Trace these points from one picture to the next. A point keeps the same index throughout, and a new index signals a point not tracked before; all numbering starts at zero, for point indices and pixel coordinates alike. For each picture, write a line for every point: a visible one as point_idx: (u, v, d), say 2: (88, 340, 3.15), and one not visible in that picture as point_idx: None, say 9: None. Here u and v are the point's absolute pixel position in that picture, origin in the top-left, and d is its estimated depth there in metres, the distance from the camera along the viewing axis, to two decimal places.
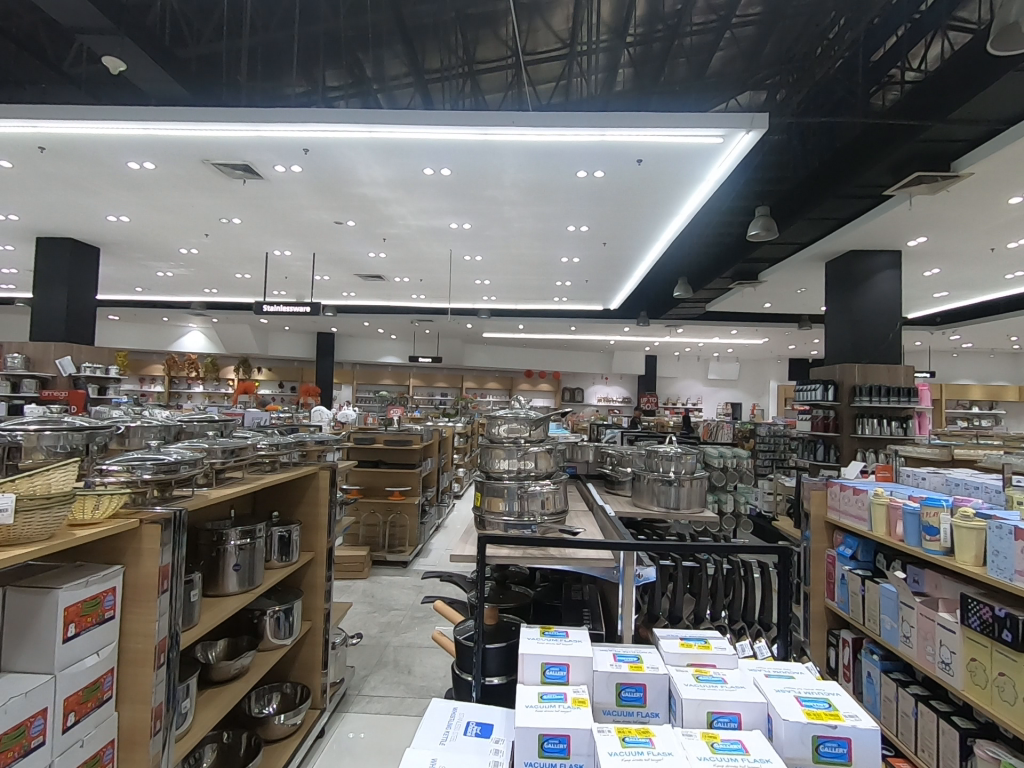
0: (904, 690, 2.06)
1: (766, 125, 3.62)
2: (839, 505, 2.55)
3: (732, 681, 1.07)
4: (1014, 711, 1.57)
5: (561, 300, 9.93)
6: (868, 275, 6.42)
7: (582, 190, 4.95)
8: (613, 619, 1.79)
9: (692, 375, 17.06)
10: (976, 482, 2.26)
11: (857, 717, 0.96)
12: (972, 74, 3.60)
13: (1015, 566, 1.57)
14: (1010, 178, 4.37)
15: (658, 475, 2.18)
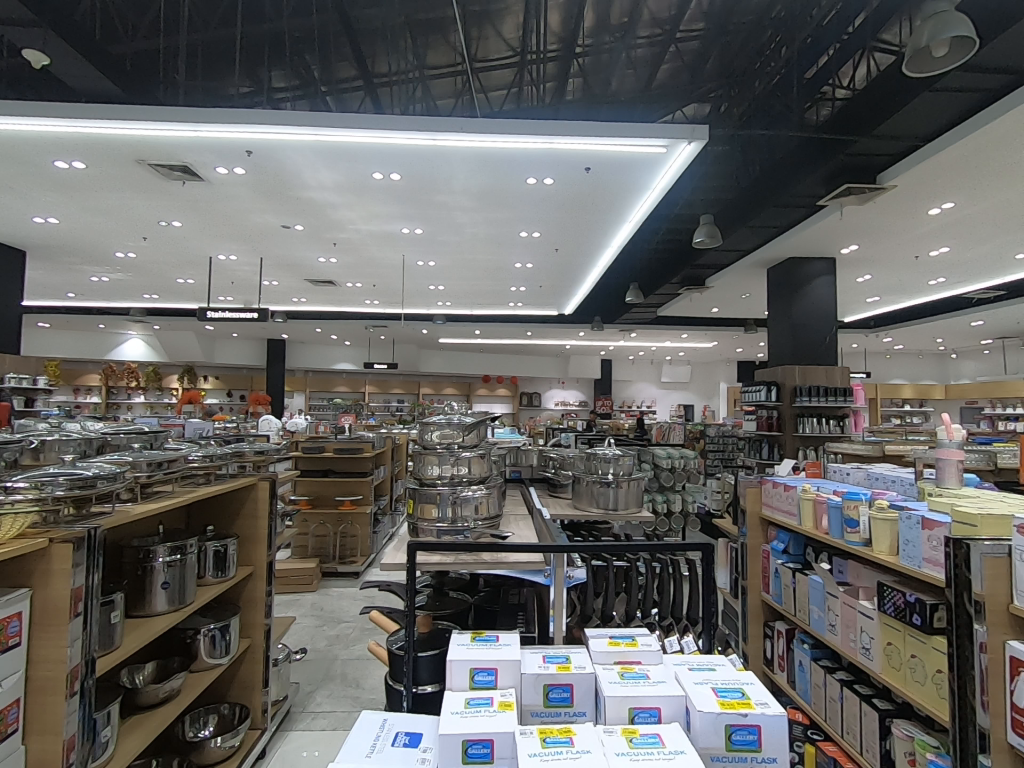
0: (831, 676, 2.15)
1: (707, 136, 3.77)
2: (772, 501, 2.65)
3: (655, 677, 1.11)
4: (924, 690, 1.68)
5: (517, 305, 9.97)
6: (805, 281, 6.73)
7: (533, 197, 5.00)
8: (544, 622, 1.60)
9: (645, 378, 17.48)
10: (893, 476, 2.38)
11: (767, 704, 1.00)
12: (893, 92, 3.84)
13: (923, 554, 1.67)
14: (930, 190, 4.69)
15: (597, 477, 2.19)
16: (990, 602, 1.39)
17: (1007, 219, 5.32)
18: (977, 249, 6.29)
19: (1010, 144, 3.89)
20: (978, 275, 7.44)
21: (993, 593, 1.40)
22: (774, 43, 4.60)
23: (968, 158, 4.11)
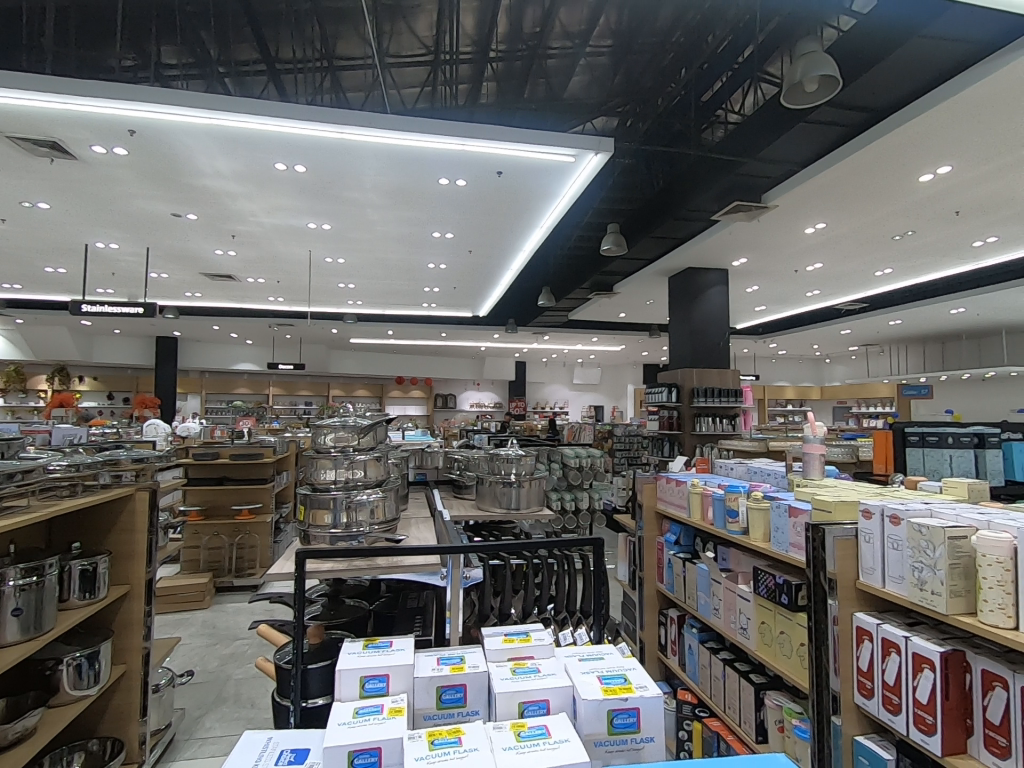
0: (715, 656, 2.32)
1: (612, 149, 3.95)
2: (666, 496, 2.82)
3: (545, 670, 1.14)
4: (790, 662, 1.85)
5: (430, 306, 9.86)
6: (701, 290, 7.23)
7: (446, 197, 4.97)
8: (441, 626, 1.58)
9: (557, 380, 17.93)
10: (768, 469, 2.61)
11: (646, 687, 1.06)
12: (774, 121, 4.24)
13: (790, 539, 1.84)
14: (805, 211, 5.21)
15: (499, 477, 2.21)
16: (841, 580, 1.57)
17: (868, 240, 6.02)
18: (844, 265, 7.07)
19: (866, 175, 4.42)
20: (845, 289, 8.36)
21: (843, 571, 1.58)
22: (674, 66, 4.83)
23: (834, 184, 4.61)
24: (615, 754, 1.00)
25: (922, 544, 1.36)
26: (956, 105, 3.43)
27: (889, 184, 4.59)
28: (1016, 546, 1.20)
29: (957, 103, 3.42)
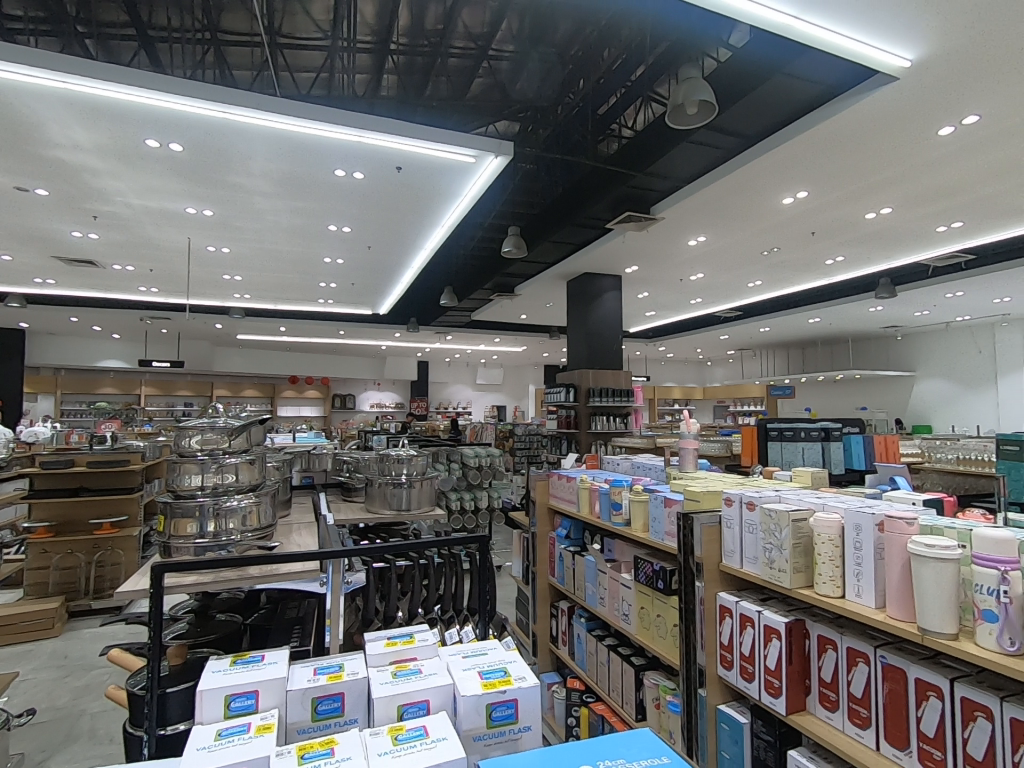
0: (601, 643, 2.43)
1: (512, 153, 4.02)
2: (558, 491, 2.91)
3: (427, 670, 1.13)
4: (665, 642, 1.99)
5: (327, 303, 9.44)
6: (597, 294, 7.55)
7: (343, 190, 4.78)
8: (321, 634, 1.53)
9: (461, 380, 17.86)
10: (649, 464, 2.78)
11: (524, 678, 1.09)
12: (661, 139, 4.54)
13: (665, 528, 1.98)
14: (688, 224, 5.63)
15: (389, 478, 2.17)
16: (706, 563, 1.72)
17: (742, 254, 6.62)
18: (722, 276, 7.71)
19: (740, 195, 4.87)
20: (723, 298, 9.14)
21: (708, 555, 1.72)
22: (573, 78, 4.94)
23: (713, 202, 5.03)
24: (494, 747, 1.02)
25: (772, 527, 1.51)
26: (810, 138, 3.87)
27: (757, 205, 5.08)
28: (844, 525, 1.38)
29: (813, 136, 3.85)
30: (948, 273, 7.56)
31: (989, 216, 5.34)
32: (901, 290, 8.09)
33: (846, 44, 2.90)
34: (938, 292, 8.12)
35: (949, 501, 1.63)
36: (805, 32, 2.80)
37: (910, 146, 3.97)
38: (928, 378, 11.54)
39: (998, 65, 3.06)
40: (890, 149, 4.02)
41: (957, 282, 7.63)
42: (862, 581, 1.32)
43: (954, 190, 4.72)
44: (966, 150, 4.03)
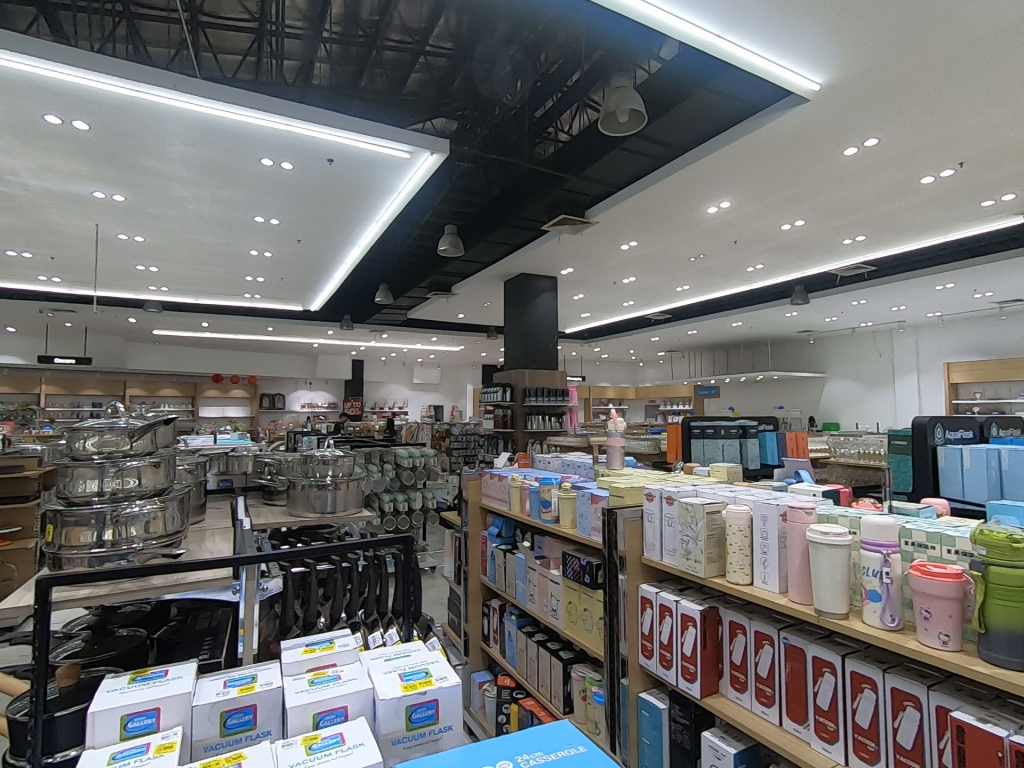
0: (530, 639, 2.46)
1: (447, 151, 3.99)
2: (490, 491, 2.91)
3: (346, 676, 1.10)
4: (592, 635, 2.05)
5: (254, 297, 9.00)
6: (533, 295, 7.63)
7: (270, 180, 4.57)
8: (234, 644, 1.46)
9: (397, 379, 17.53)
10: (578, 462, 2.84)
11: (446, 678, 1.08)
12: (595, 145, 4.65)
13: (591, 524, 2.03)
14: (620, 229, 5.80)
15: (313, 480, 2.09)
16: (629, 556, 1.78)
17: (670, 259, 6.90)
18: (652, 280, 8.00)
19: (668, 203, 5.07)
20: (654, 301, 9.49)
21: (631, 549, 1.78)
22: (510, 80, 4.93)
23: (644, 208, 5.21)
24: (413, 749, 1.01)
25: (689, 520, 1.59)
26: (732, 153, 4.09)
27: (685, 212, 5.31)
28: (752, 515, 1.47)
29: (735, 150, 4.06)
30: (853, 282, 8.20)
31: (887, 231, 5.84)
32: (813, 297, 8.70)
33: (764, 65, 3.09)
34: (845, 300, 8.78)
35: (845, 491, 1.77)
36: (728, 51, 2.94)
37: (820, 164, 4.28)
38: (836, 379, 12.48)
39: (895, 92, 3.35)
40: (802, 166, 4.31)
41: (861, 290, 8.29)
42: (768, 568, 1.41)
43: (858, 206, 5.13)
44: (867, 170, 4.38)
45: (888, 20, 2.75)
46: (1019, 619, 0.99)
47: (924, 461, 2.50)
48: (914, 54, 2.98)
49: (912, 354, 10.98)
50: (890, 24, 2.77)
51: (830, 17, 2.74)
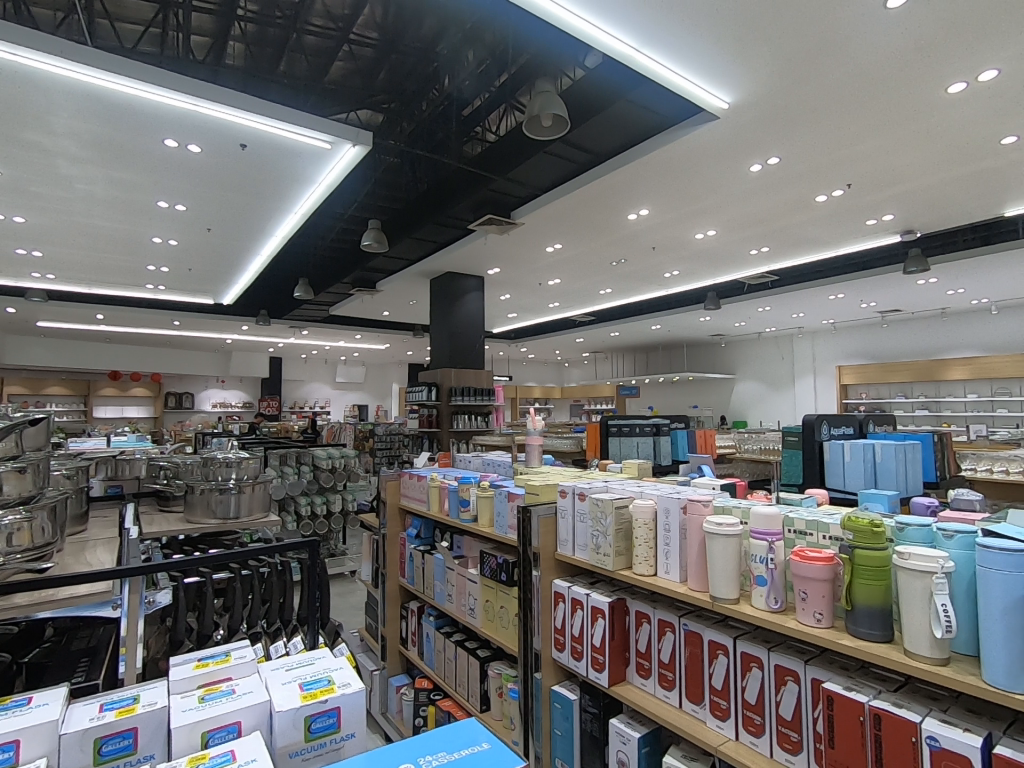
0: (448, 639, 2.45)
1: (370, 144, 3.90)
2: (409, 491, 2.87)
3: (241, 689, 1.05)
4: (507, 632, 2.07)
5: (157, 289, 8.34)
6: (460, 294, 7.56)
7: (175, 163, 4.25)
8: (114, 663, 1.35)
9: (319, 378, 16.86)
10: (495, 461, 2.88)
11: (348, 684, 1.06)
12: (521, 148, 4.70)
13: (508, 521, 2.05)
14: (545, 232, 5.90)
15: (214, 483, 1.97)
16: (542, 552, 1.81)
17: (594, 263, 7.10)
18: (577, 283, 8.21)
19: (590, 208, 5.22)
20: (578, 303, 9.72)
21: (545, 545, 1.82)
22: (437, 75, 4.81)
23: (567, 212, 5.33)
24: (312, 760, 0.97)
25: (598, 515, 1.64)
26: (649, 163, 4.27)
27: (607, 218, 5.49)
28: (656, 509, 1.54)
29: (653, 160, 4.23)
30: (759, 290, 8.80)
31: (788, 244, 6.32)
32: (724, 303, 9.25)
33: (678, 81, 3.26)
34: (752, 306, 9.41)
35: (740, 484, 1.90)
36: (645, 65, 3.07)
37: (729, 178, 4.56)
38: (744, 380, 13.37)
39: (793, 116, 3.63)
40: (714, 179, 4.57)
41: (766, 298, 8.92)
42: (670, 558, 1.49)
43: (763, 219, 5.51)
44: (770, 186, 4.72)
45: (789, 47, 2.95)
46: (879, 595, 1.10)
47: (812, 457, 2.74)
48: (810, 81, 3.24)
49: (809, 357, 11.95)
50: (788, 53, 3.00)
51: (737, 40, 2.91)
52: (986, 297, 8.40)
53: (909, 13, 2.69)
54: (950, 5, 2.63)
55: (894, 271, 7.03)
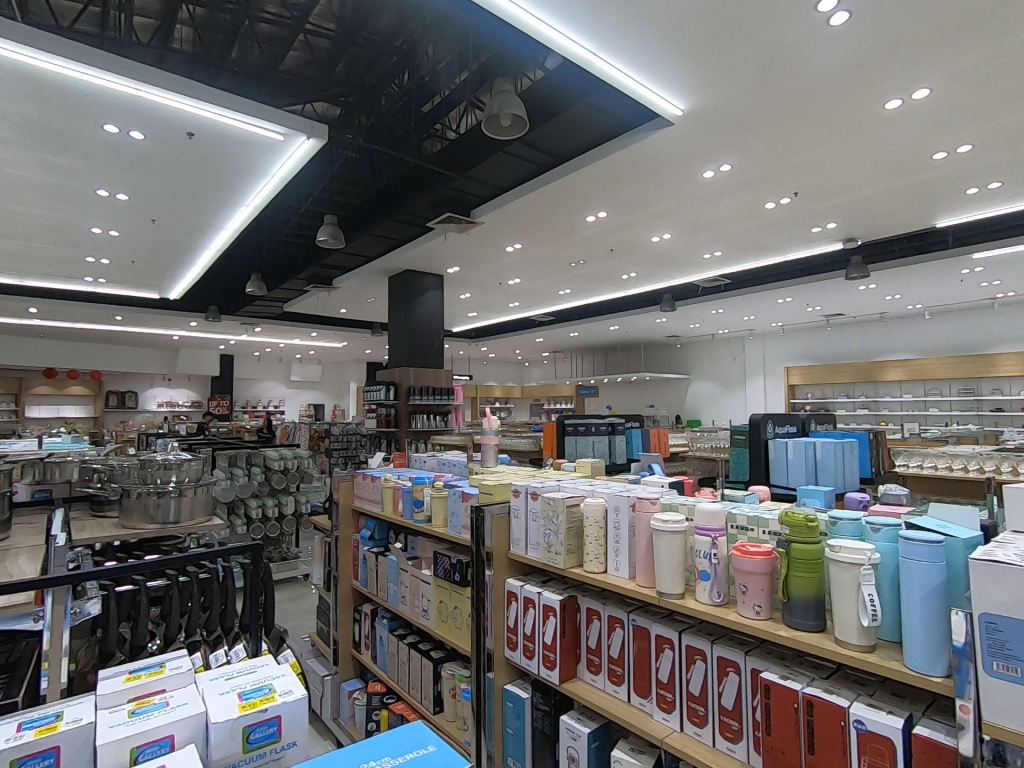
0: (402, 641, 2.42)
1: (325, 137, 3.81)
2: (362, 492, 2.82)
3: (175, 702, 1.00)
4: (460, 632, 2.06)
5: (97, 282, 7.91)
6: (419, 292, 7.44)
7: (115, 149, 4.03)
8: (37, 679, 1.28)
9: (273, 377, 16.35)
10: (450, 461, 2.87)
11: (290, 691, 1.03)
12: (481, 147, 4.68)
13: (461, 522, 2.04)
14: (505, 231, 5.91)
15: (151, 486, 1.89)
16: (496, 552, 1.81)
17: (553, 263, 7.15)
18: (537, 283, 8.25)
19: (549, 209, 5.25)
20: (537, 303, 9.78)
21: (497, 544, 1.82)
22: (397, 69, 4.71)
23: (527, 212, 5.35)
24: None
25: (550, 513, 1.65)
26: (607, 166, 4.33)
27: (565, 219, 5.53)
28: (607, 507, 1.57)
29: (611, 163, 4.29)
30: (712, 292, 9.05)
31: (739, 248, 6.52)
32: (680, 305, 9.48)
33: (634, 86, 3.32)
34: (706, 309, 9.67)
35: (689, 482, 1.94)
36: (602, 69, 3.11)
37: (684, 183, 4.67)
38: (699, 380, 13.74)
39: (744, 125, 3.75)
40: (669, 184, 4.68)
41: (719, 300, 9.19)
42: (619, 555, 1.52)
43: (716, 224, 5.68)
44: (722, 192, 4.87)
45: (741, 58, 3.05)
46: (813, 587, 1.16)
47: (758, 455, 2.84)
48: (761, 91, 3.35)
49: (760, 359, 12.38)
50: (740, 64, 3.10)
51: (691, 49, 2.98)
52: (921, 303, 8.89)
53: (850, 30, 2.82)
54: (887, 25, 2.78)
55: (837, 276, 7.36)
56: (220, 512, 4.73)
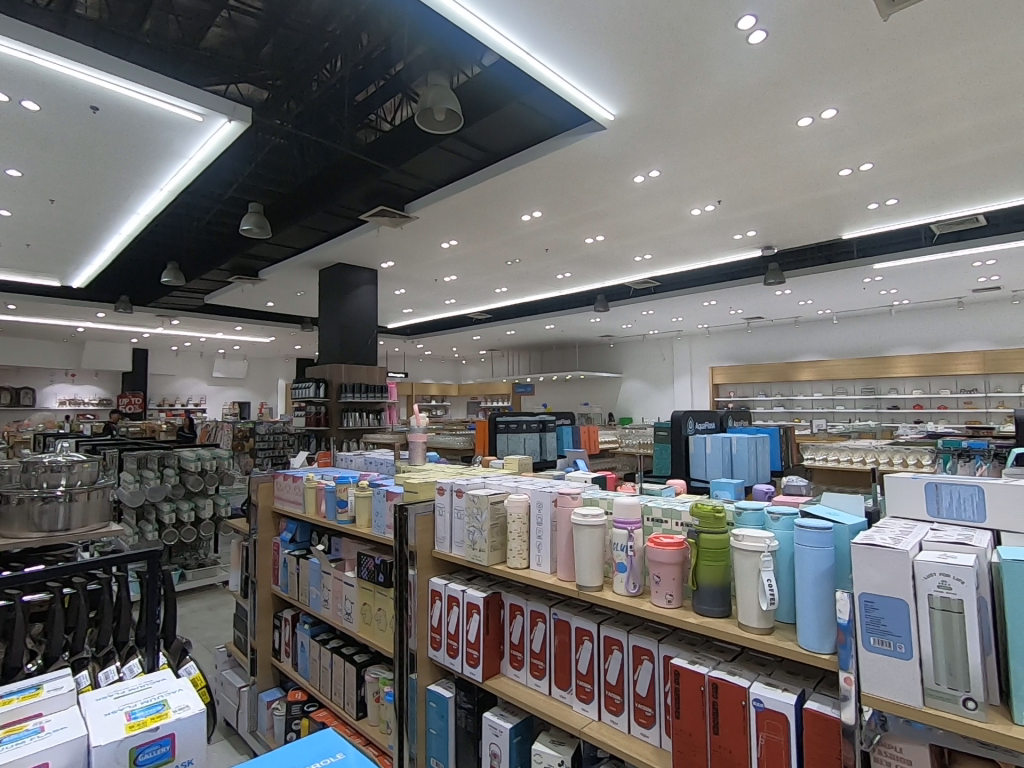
0: (324, 647, 2.34)
1: (248, 120, 3.61)
2: (283, 493, 2.70)
3: (52, 726, 0.91)
4: (384, 634, 2.02)
5: None
6: (351, 287, 7.24)
7: (5, 120, 3.64)
8: None
9: (193, 373, 15.38)
10: (376, 460, 2.81)
11: (186, 706, 0.96)
12: (415, 141, 4.59)
13: (386, 521, 2.00)
14: (441, 227, 5.84)
15: (36, 490, 1.73)
16: (419, 551, 1.78)
17: (489, 261, 7.14)
18: (472, 281, 8.22)
19: (484, 206, 5.24)
20: (473, 301, 9.75)
21: (421, 542, 1.79)
22: (329, 55, 4.53)
23: (462, 209, 5.31)
24: None
25: (474, 510, 1.64)
26: (542, 166, 4.37)
27: (500, 218, 5.54)
28: (530, 503, 1.58)
29: (546, 163, 4.33)
30: (643, 294, 9.35)
31: (667, 252, 6.77)
32: (612, 305, 9.72)
33: (567, 89, 3.36)
34: (637, 310, 9.98)
35: (610, 476, 1.99)
36: (536, 68, 3.13)
37: (616, 186, 4.79)
38: (630, 378, 14.18)
39: (673, 133, 3.89)
40: (602, 186, 4.78)
41: (649, 302, 9.51)
42: (541, 550, 1.54)
43: (646, 228, 5.86)
44: (651, 197, 5.03)
45: (670, 68, 3.15)
46: (719, 575, 1.21)
47: (679, 450, 2.96)
48: (688, 101, 3.48)
49: (687, 359, 12.94)
50: (668, 73, 3.20)
51: (622, 55, 3.04)
52: (831, 308, 9.56)
53: (768, 48, 2.97)
54: (801, 45, 2.95)
55: (756, 282, 7.80)
56: (128, 518, 4.39)
